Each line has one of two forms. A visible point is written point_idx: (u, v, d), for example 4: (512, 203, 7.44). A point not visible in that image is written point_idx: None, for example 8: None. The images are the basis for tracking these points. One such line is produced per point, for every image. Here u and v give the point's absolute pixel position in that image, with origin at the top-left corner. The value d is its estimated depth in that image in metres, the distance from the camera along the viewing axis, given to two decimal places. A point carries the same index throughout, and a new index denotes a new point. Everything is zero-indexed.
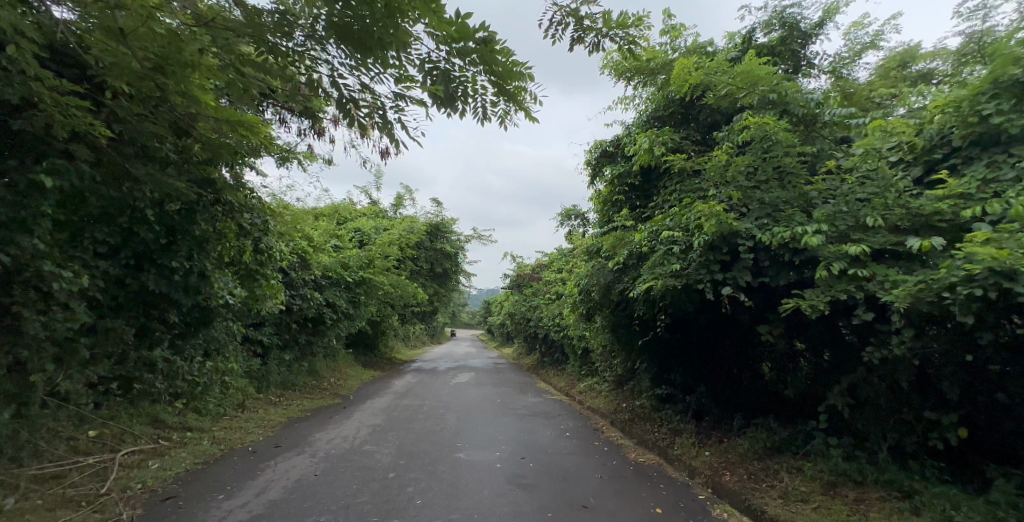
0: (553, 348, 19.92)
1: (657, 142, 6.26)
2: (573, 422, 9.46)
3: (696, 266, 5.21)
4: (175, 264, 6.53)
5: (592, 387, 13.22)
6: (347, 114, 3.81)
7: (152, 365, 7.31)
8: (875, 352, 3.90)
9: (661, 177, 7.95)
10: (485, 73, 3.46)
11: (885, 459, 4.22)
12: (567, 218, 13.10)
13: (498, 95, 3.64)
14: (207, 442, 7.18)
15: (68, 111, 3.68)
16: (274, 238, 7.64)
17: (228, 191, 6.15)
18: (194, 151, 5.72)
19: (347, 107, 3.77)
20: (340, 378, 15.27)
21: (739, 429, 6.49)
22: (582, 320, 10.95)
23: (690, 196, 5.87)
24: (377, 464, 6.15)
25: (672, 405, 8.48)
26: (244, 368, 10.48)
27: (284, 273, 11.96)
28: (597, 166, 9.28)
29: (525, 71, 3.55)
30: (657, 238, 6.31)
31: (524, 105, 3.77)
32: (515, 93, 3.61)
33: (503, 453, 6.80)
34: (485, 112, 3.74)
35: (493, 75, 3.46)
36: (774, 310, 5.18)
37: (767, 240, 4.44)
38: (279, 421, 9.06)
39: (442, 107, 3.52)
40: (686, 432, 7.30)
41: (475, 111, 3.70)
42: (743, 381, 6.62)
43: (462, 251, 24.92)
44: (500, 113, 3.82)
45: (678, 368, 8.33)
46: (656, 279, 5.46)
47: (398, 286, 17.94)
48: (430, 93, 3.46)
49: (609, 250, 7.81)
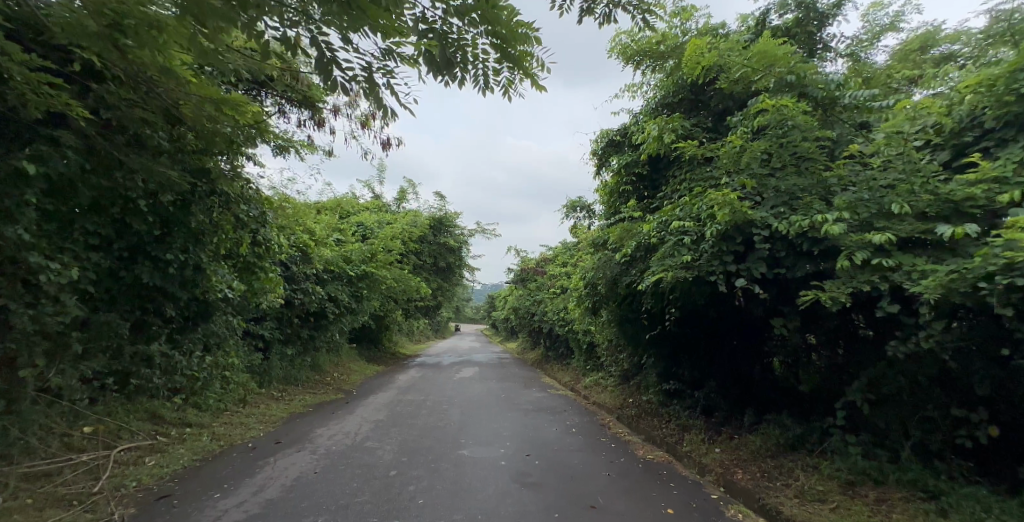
0: (558, 342, 19.77)
1: (668, 129, 6.07)
2: (580, 418, 9.30)
3: (709, 257, 5.05)
4: (171, 257, 6.38)
5: (598, 382, 13.05)
6: (327, 76, 3.12)
7: (149, 360, 7.18)
8: (900, 346, 3.70)
9: (670, 167, 7.74)
10: (487, 35, 3.21)
11: (908, 458, 4.02)
12: (572, 210, 12.89)
13: (500, 60, 3.38)
14: (206, 438, 7.06)
15: (40, 91, 3.48)
16: (273, 231, 7.48)
17: (225, 180, 5.97)
18: (186, 138, 5.53)
19: (329, 68, 3.10)
20: (343, 373, 15.14)
21: (751, 425, 6.31)
22: (588, 314, 10.77)
23: (702, 185, 5.67)
24: (378, 462, 5.98)
25: (680, 401, 8.29)
26: (245, 362, 10.37)
27: (285, 267, 11.82)
28: (604, 157, 9.08)
29: (530, 33, 3.30)
30: (667, 229, 6.13)
31: (530, 72, 3.50)
32: (520, 58, 3.35)
33: (508, 450, 6.62)
34: (487, 80, 3.42)
35: (495, 36, 3.21)
36: (789, 303, 4.99)
37: (784, 229, 4.25)
38: (280, 416, 8.93)
39: (438, 73, 3.16)
40: (695, 428, 7.11)
41: (476, 79, 3.39)
42: (755, 375, 6.43)
43: (466, 245, 24.76)
44: (504, 82, 3.53)
45: (687, 363, 8.14)
46: (666, 271, 5.33)
47: (400, 281, 17.76)
48: (426, 58, 3.13)
49: (617, 242, 7.62)
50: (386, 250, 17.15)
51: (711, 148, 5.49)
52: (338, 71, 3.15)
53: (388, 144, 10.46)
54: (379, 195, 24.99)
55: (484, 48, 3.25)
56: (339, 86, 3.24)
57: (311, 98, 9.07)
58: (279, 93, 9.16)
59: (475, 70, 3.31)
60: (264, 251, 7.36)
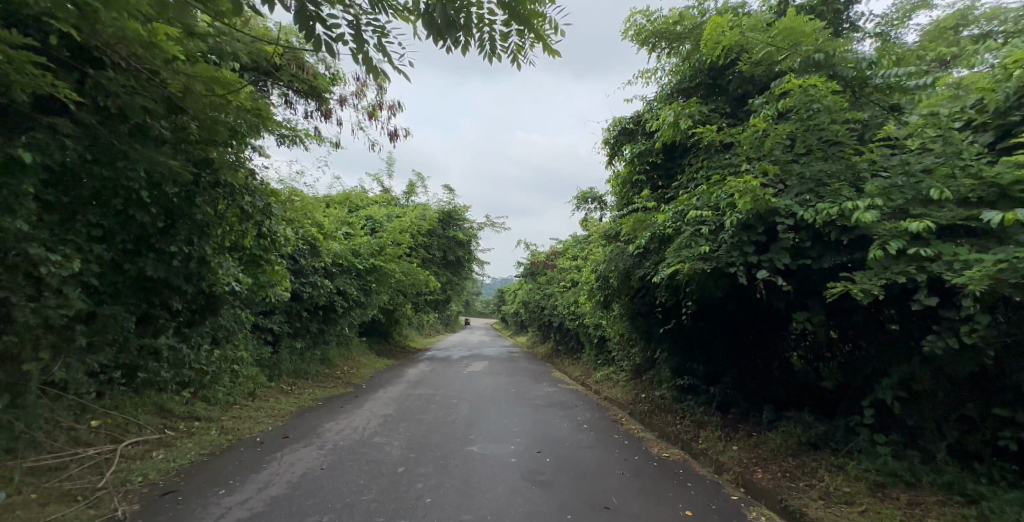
0: (568, 336, 19.59)
1: (684, 115, 5.90)
2: (591, 414, 9.14)
3: (728, 248, 4.89)
4: (175, 249, 6.28)
5: (610, 377, 12.86)
6: (309, 34, 2.76)
7: (156, 353, 7.11)
8: (938, 341, 3.49)
9: (685, 154, 7.51)
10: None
11: (943, 459, 3.80)
12: (582, 202, 12.65)
13: (509, 22, 3.10)
14: (214, 432, 6.99)
15: (25, 69, 3.32)
16: (281, 224, 7.38)
17: (231, 170, 5.86)
18: (190, 127, 5.42)
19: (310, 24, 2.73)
20: (353, 367, 15.08)
21: (770, 422, 6.11)
22: (599, 308, 10.58)
23: (721, 173, 5.49)
24: (386, 458, 5.86)
25: (695, 397, 8.09)
26: (255, 356, 10.32)
27: (293, 260, 11.69)
28: (617, 146, 8.86)
29: None
30: (683, 219, 5.95)
31: (541, 35, 3.19)
32: (531, 17, 3.05)
33: (519, 446, 6.48)
34: (495, 45, 3.14)
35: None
36: (814, 295, 4.77)
37: (810, 217, 4.05)
38: (289, 410, 8.87)
39: (437, 39, 2.92)
40: (711, 425, 6.92)
41: (482, 43, 3.11)
42: (775, 371, 6.22)
43: (475, 239, 24.61)
44: (513, 48, 3.22)
45: (703, 357, 7.95)
46: (683, 262, 5.18)
47: (408, 274, 17.62)
48: (426, 22, 2.85)
49: (630, 233, 7.42)
50: (395, 243, 17.05)
51: (731, 133, 5.25)
52: (321, 28, 2.77)
53: (397, 136, 10.33)
54: (388, 189, 24.87)
55: (491, 9, 2.96)
56: (324, 45, 2.88)
57: (318, 88, 8.94)
58: (286, 83, 9.03)
59: (482, 34, 3.05)
60: (270, 244, 7.25)
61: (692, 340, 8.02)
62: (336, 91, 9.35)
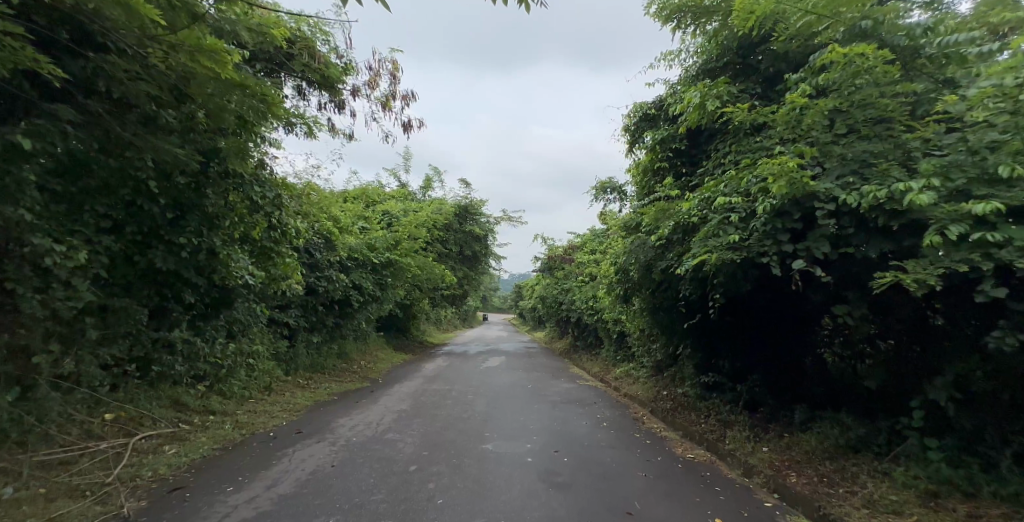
0: (586, 332, 19.27)
1: (711, 95, 5.73)
2: (611, 411, 8.88)
3: (759, 237, 4.69)
4: (186, 241, 6.16)
5: (629, 373, 12.57)
6: None
7: (170, 347, 7.01)
8: (1003, 337, 3.15)
9: (712, 140, 7.20)
10: None
11: (1006, 467, 3.46)
12: (601, 193, 12.29)
13: None
14: (228, 426, 6.87)
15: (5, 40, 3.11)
16: (292, 217, 7.21)
17: (242, 158, 5.72)
18: (197, 114, 5.28)
19: None
20: (370, 361, 15.01)
21: (802, 422, 5.80)
22: (619, 302, 10.30)
23: (751, 157, 5.25)
24: (398, 456, 5.68)
25: (721, 395, 7.78)
26: (271, 350, 10.24)
27: (309, 254, 11.59)
28: (638, 133, 8.55)
29: None
30: (710, 207, 5.69)
31: None
32: None
33: (535, 445, 6.25)
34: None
35: None
36: (855, 287, 4.44)
37: (854, 201, 3.76)
38: (305, 405, 8.78)
39: None
40: (739, 425, 6.61)
41: None
42: (807, 368, 5.89)
43: (492, 233, 24.38)
44: None
45: (729, 353, 7.63)
46: (710, 252, 4.97)
47: (425, 269, 17.49)
48: None
49: (651, 223, 7.13)
50: (411, 237, 16.92)
51: (765, 113, 4.95)
52: None
53: (411, 126, 10.17)
54: (404, 184, 24.79)
55: None
56: None
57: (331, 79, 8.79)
58: (299, 74, 8.90)
59: None
60: (281, 236, 7.11)
61: (717, 334, 7.73)
62: (350, 81, 9.19)
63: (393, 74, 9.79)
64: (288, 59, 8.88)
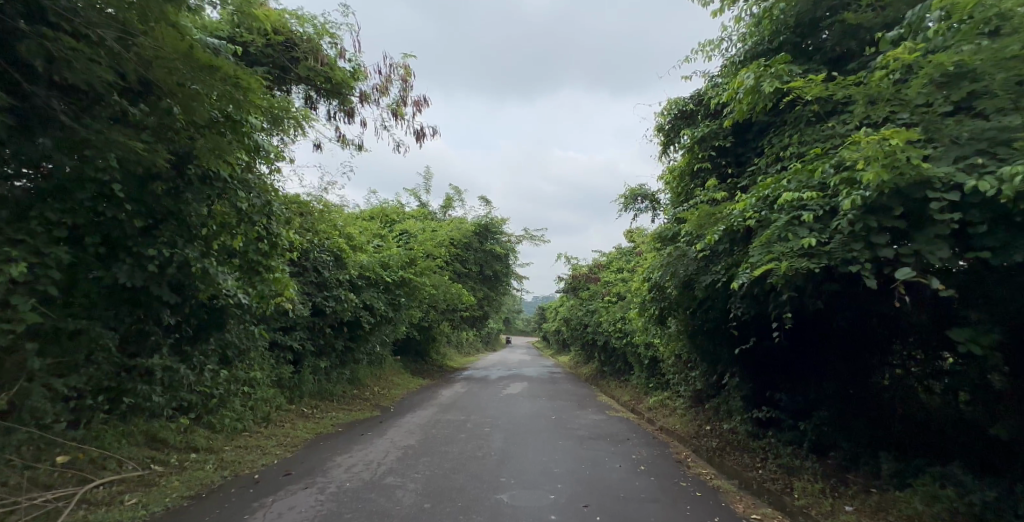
0: (614, 357, 18.14)
1: (767, 76, 5.10)
2: (649, 450, 7.84)
3: (841, 241, 3.91)
4: (157, 253, 5.25)
5: (665, 403, 11.47)
6: None
7: (150, 375, 5.94)
8: None
9: (760, 135, 6.46)
10: None
11: None
12: (631, 201, 11.25)
13: None
14: (212, 466, 5.84)
15: None
16: (284, 228, 6.38)
17: (223, 159, 4.99)
18: (172, 109, 4.57)
19: None
20: (383, 388, 14.09)
21: (888, 475, 5.02)
22: (653, 324, 9.32)
23: (821, 150, 4.59)
24: (394, 509, 4.73)
25: (779, 433, 7.18)
26: (273, 376, 9.40)
27: (317, 272, 10.85)
28: (675, 132, 7.75)
29: None
30: (768, 207, 4.92)
31: None
32: None
33: (559, 497, 5.24)
34: None
35: None
36: (982, 306, 3.52)
37: (992, 187, 2.94)
38: (305, 439, 7.88)
39: None
40: (808, 473, 5.96)
41: None
42: (918, 408, 5.04)
43: (513, 253, 23.51)
44: None
45: (805, 380, 6.81)
46: (778, 261, 4.19)
47: (441, 287, 16.59)
48: None
49: (694, 230, 6.24)
50: (426, 256, 16.14)
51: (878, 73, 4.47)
52: None
53: (424, 135, 9.55)
54: (424, 203, 24.18)
55: None
56: None
57: (337, 83, 8.17)
58: (305, 79, 8.33)
59: None
60: (270, 248, 6.16)
61: (789, 363, 7.07)
62: (359, 86, 8.56)
63: (404, 79, 9.16)
64: (293, 62, 8.31)
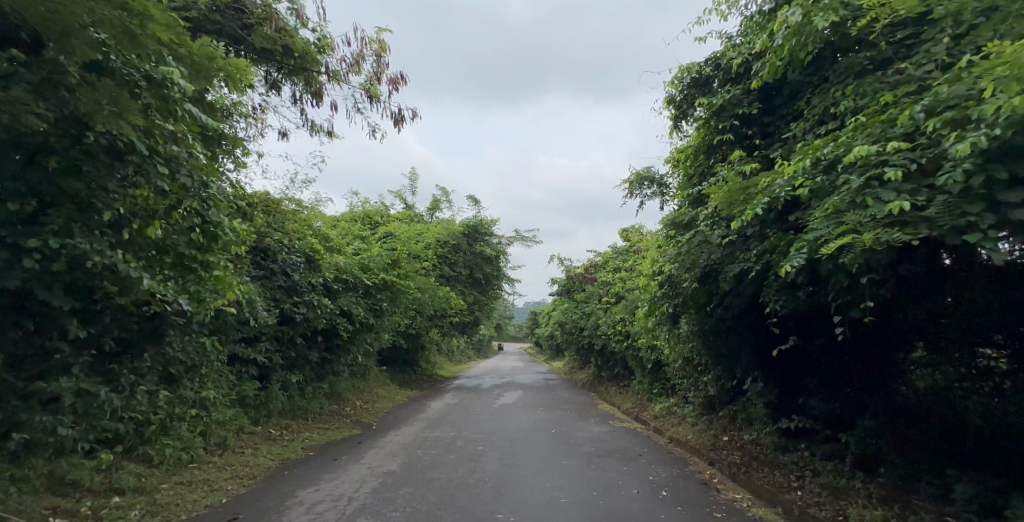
0: (612, 362, 17.11)
1: (819, 11, 4.15)
2: (665, 469, 6.79)
3: (946, 204, 2.91)
4: (49, 247, 4.12)
5: (673, 411, 10.46)
6: None
7: (56, 400, 4.82)
8: None
9: (793, 98, 5.53)
10: None
11: None
12: (637, 187, 10.25)
13: None
14: (136, 513, 4.66)
15: None
16: (227, 217, 5.29)
17: (136, 126, 3.89)
18: (54, 56, 3.46)
19: None
20: (365, 402, 12.91)
21: (965, 501, 4.06)
22: (664, 324, 8.30)
23: (894, 95, 3.64)
24: None
25: (813, 446, 6.22)
26: (233, 394, 8.24)
27: (286, 275, 9.69)
28: (688, 103, 6.80)
29: None
30: (825, 170, 3.94)
31: None
32: None
33: None
34: None
35: None
36: None
37: None
38: (267, 467, 6.74)
39: None
40: (859, 496, 4.97)
41: None
42: (1007, 418, 4.07)
43: (503, 255, 22.44)
44: None
45: (848, 384, 5.84)
46: (857, 233, 3.17)
47: (427, 291, 15.46)
48: None
49: (721, 209, 5.23)
50: (410, 257, 15.05)
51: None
52: None
53: (402, 118, 8.51)
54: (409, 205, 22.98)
55: None
56: None
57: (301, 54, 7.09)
58: (264, 51, 7.24)
59: None
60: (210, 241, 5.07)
61: (829, 364, 6.10)
62: (327, 60, 7.54)
63: (378, 54, 8.11)
64: (247, 30, 7.19)
